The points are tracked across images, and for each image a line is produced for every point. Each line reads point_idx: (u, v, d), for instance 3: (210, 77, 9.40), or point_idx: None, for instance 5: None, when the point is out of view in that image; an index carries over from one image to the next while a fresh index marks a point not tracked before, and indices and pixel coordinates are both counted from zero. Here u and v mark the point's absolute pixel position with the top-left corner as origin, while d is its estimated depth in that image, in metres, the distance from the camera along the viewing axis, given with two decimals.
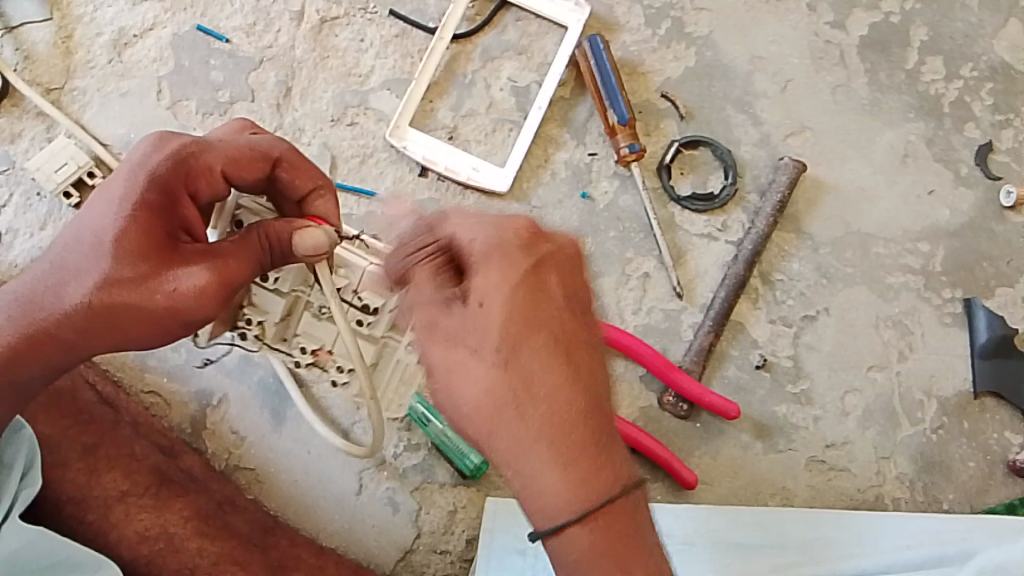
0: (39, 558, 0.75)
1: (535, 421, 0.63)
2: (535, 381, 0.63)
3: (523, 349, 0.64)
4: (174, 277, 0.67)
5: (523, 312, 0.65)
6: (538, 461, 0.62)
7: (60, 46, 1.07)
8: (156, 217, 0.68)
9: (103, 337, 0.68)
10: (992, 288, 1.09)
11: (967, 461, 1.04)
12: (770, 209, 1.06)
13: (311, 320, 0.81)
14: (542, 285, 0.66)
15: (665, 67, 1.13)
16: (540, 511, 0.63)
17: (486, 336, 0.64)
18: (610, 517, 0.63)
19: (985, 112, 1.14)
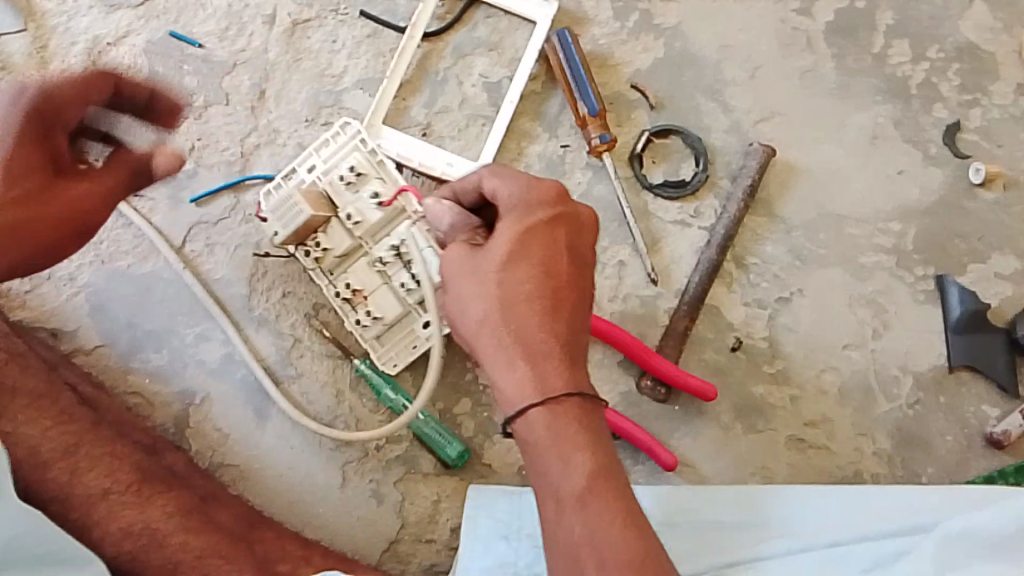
0: (32, 549, 0.76)
1: (540, 322, 0.71)
2: (528, 299, 0.72)
3: (545, 261, 0.73)
4: (56, 196, 0.78)
5: (558, 241, 0.74)
6: (542, 353, 0.70)
7: (35, 56, 1.08)
8: (32, 148, 0.76)
9: (4, 252, 0.78)
10: (964, 264, 1.11)
11: (944, 435, 1.06)
12: (741, 194, 1.08)
13: (365, 265, 0.99)
14: (581, 234, 0.76)
15: (635, 58, 1.15)
16: (526, 396, 0.69)
17: (514, 247, 0.73)
18: (566, 414, 0.70)
19: (953, 91, 1.16)
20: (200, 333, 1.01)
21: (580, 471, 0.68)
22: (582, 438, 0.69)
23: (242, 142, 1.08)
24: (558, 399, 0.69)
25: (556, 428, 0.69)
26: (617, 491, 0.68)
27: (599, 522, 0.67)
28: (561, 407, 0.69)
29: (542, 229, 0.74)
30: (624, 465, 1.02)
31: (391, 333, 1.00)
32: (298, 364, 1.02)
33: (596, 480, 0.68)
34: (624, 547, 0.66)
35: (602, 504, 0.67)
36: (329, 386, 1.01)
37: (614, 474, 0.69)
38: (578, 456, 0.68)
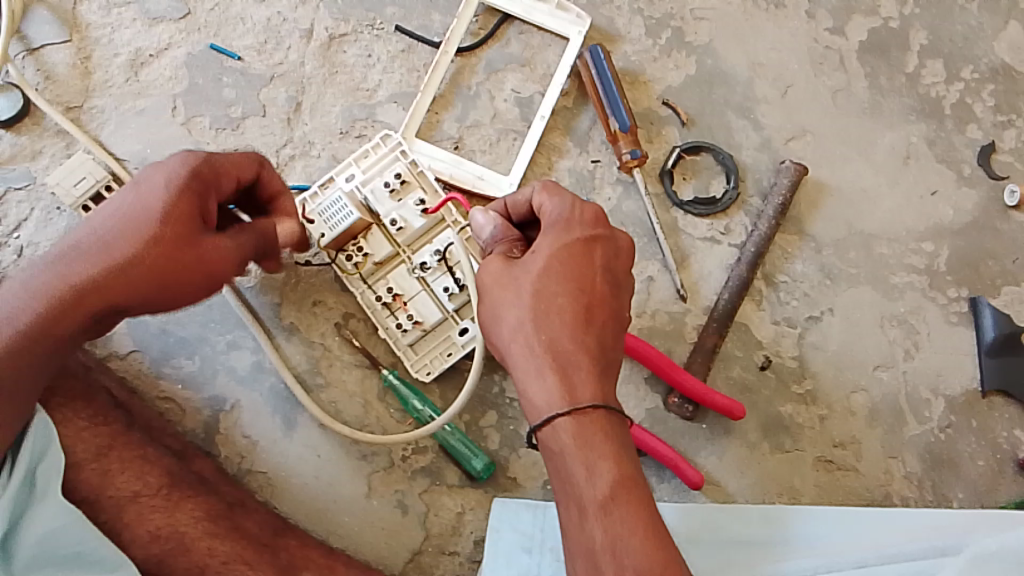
0: (71, 545, 0.79)
1: (573, 335, 0.71)
2: (554, 307, 0.72)
3: (579, 276, 0.74)
4: (204, 244, 0.77)
5: (594, 259, 0.75)
6: (569, 363, 0.71)
7: (79, 67, 1.11)
8: (192, 197, 0.78)
9: (136, 292, 0.77)
10: (997, 286, 1.10)
11: (976, 459, 1.04)
12: (772, 212, 1.08)
13: (404, 272, 1.00)
14: (617, 256, 0.77)
15: (666, 75, 1.15)
16: (554, 405, 0.70)
17: (551, 260, 0.74)
18: (595, 423, 0.69)
19: (986, 112, 1.15)
20: (231, 341, 1.03)
21: (604, 479, 0.67)
22: (608, 449, 0.69)
23: (277, 154, 1.10)
24: (584, 410, 0.69)
25: (583, 437, 0.69)
26: (640, 503, 0.67)
27: (621, 531, 0.66)
28: (588, 419, 0.69)
29: (579, 247, 0.75)
30: (649, 482, 1.02)
31: (430, 338, 1.01)
32: (326, 373, 1.03)
33: (620, 491, 0.67)
34: (646, 557, 0.65)
35: (624, 514, 0.66)
36: (356, 396, 1.02)
37: (638, 487, 0.68)
38: (603, 466, 0.68)
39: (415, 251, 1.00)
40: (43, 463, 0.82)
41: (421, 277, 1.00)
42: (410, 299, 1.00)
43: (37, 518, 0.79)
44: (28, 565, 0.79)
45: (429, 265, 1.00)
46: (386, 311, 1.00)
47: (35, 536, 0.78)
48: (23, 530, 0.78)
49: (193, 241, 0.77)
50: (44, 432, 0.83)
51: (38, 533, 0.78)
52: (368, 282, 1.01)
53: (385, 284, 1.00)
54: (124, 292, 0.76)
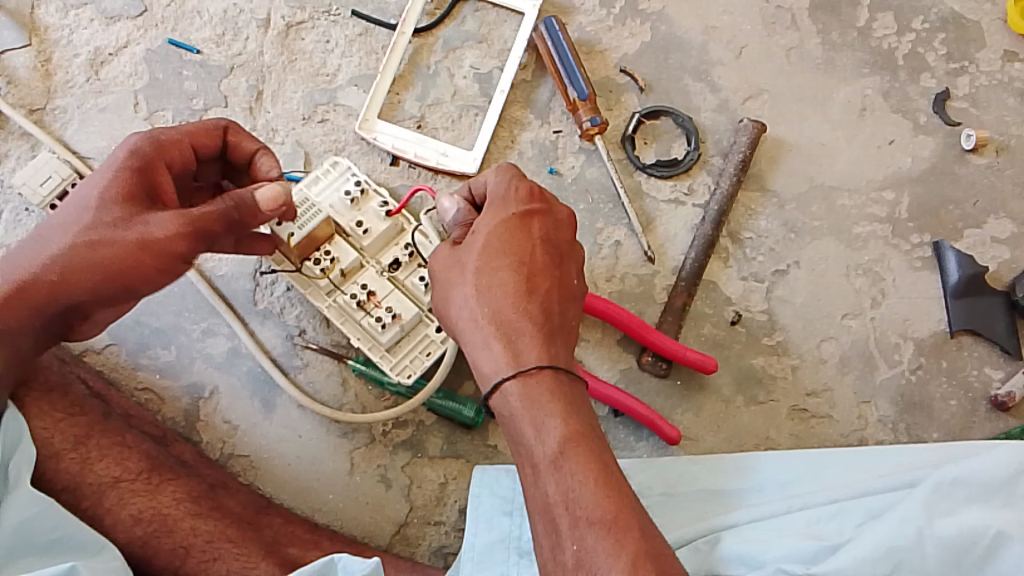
0: (48, 531, 0.80)
1: (516, 304, 0.72)
2: (495, 278, 0.73)
3: (518, 248, 0.75)
4: (146, 220, 0.76)
5: (533, 233, 0.76)
6: (514, 329, 0.71)
7: (40, 69, 1.12)
8: (132, 177, 0.78)
9: (85, 280, 0.77)
10: (959, 230, 1.11)
11: (947, 400, 1.05)
12: (733, 168, 1.09)
13: (373, 274, 0.98)
14: (557, 228, 0.78)
15: (622, 43, 1.17)
16: (501, 370, 0.71)
17: (491, 237, 0.75)
18: (545, 381, 0.70)
19: (939, 61, 1.17)
20: (206, 328, 1.04)
21: (552, 435, 0.68)
22: (556, 406, 0.69)
23: None
24: (531, 371, 0.70)
25: (530, 398, 0.70)
26: (590, 454, 0.68)
27: (573, 482, 0.67)
28: (534, 380, 0.70)
29: (517, 221, 0.76)
30: (627, 442, 1.03)
31: (406, 341, 0.97)
32: (303, 354, 1.03)
33: (569, 444, 0.68)
34: (598, 504, 0.66)
35: (575, 466, 0.67)
36: (334, 375, 1.03)
37: (589, 439, 0.69)
38: (552, 422, 0.69)
39: (381, 254, 1.00)
40: (14, 456, 0.83)
41: (392, 278, 0.99)
42: (386, 298, 0.97)
43: (11, 508, 0.79)
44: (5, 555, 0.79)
45: (397, 265, 0.99)
46: (360, 310, 0.96)
47: (11, 525, 0.79)
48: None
49: (138, 220, 0.76)
50: (15, 427, 0.84)
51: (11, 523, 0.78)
52: (338, 287, 0.97)
53: (357, 285, 0.97)
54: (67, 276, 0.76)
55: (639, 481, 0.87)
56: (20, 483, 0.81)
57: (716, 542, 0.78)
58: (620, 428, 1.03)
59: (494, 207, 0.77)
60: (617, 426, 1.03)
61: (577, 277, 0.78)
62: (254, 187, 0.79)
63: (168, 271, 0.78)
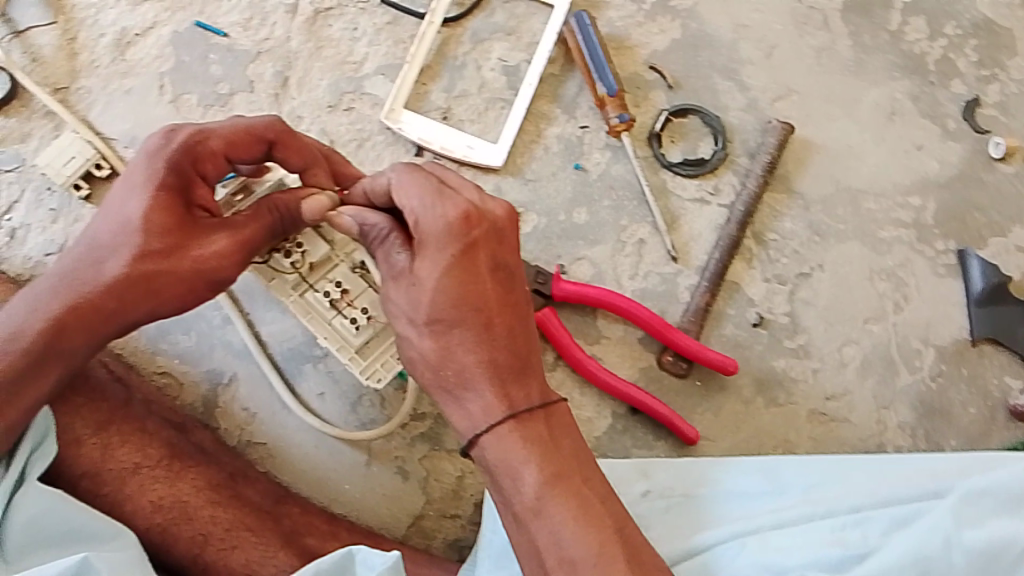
0: (59, 524, 0.80)
1: (480, 360, 0.70)
2: (452, 331, 0.70)
3: (473, 295, 0.70)
4: (198, 245, 0.77)
5: (480, 266, 0.71)
6: (479, 381, 0.70)
7: (66, 49, 1.11)
8: (174, 197, 0.77)
9: (136, 305, 0.78)
10: (985, 238, 1.11)
11: (967, 407, 1.05)
12: (760, 169, 1.09)
13: (345, 271, 0.89)
14: (500, 242, 0.72)
15: (651, 40, 1.16)
16: (476, 424, 0.71)
17: (441, 288, 0.70)
18: (521, 425, 0.70)
19: (970, 67, 1.17)
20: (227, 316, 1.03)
21: (530, 481, 0.69)
22: (532, 452, 0.70)
23: None
24: (504, 422, 0.70)
25: (506, 449, 0.70)
26: (571, 491, 0.69)
27: (556, 526, 0.69)
28: (504, 432, 0.70)
29: (460, 258, 0.70)
30: (646, 440, 1.03)
31: (371, 343, 0.89)
32: (324, 343, 1.03)
33: (548, 487, 0.69)
34: (583, 543, 0.68)
35: (556, 510, 0.69)
36: None
37: (569, 477, 0.70)
38: (527, 470, 0.69)
39: (354, 248, 0.90)
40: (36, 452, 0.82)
41: (366, 276, 0.90)
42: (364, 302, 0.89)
43: (18, 506, 0.78)
44: (19, 550, 0.78)
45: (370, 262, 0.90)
46: (333, 309, 0.88)
47: (20, 522, 0.78)
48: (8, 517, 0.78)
49: (190, 244, 0.77)
50: (44, 423, 0.83)
51: (20, 519, 0.78)
52: (308, 281, 0.88)
53: (330, 281, 0.89)
54: (119, 301, 0.77)
55: (659, 483, 0.87)
56: (29, 478, 0.80)
57: (740, 549, 0.79)
58: (639, 427, 1.03)
59: (432, 244, 0.70)
60: (636, 424, 1.03)
61: (522, 284, 0.74)
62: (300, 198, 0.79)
63: (223, 289, 0.81)
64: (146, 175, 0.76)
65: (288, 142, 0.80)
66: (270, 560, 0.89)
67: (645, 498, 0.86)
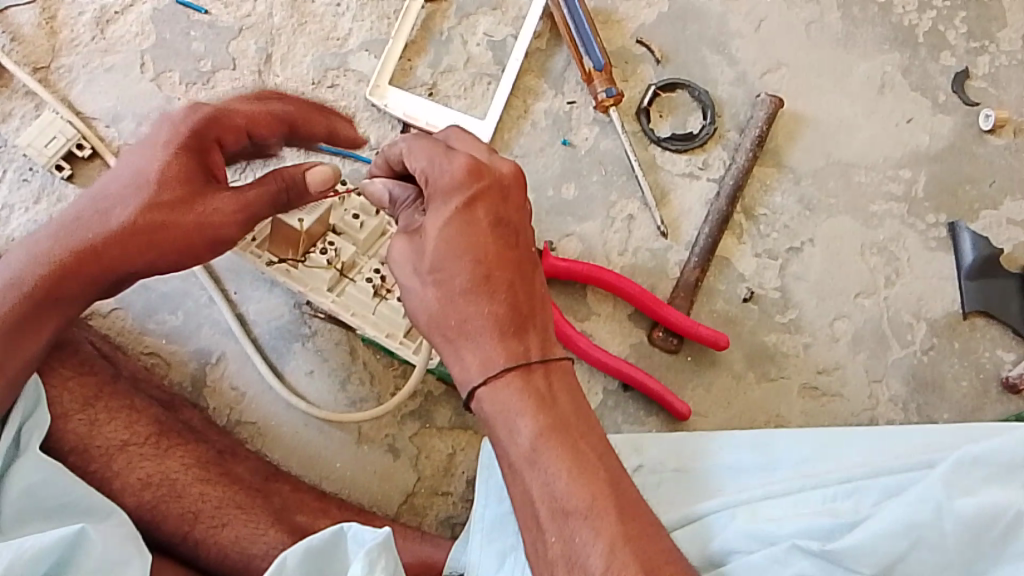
0: (55, 496, 0.79)
1: (481, 310, 0.68)
2: (449, 280, 0.69)
3: (473, 244, 0.69)
4: (205, 202, 0.76)
5: (480, 218, 0.70)
6: (477, 330, 0.68)
7: (45, 26, 1.09)
8: (191, 155, 0.77)
9: (137, 255, 0.77)
10: (976, 210, 1.10)
11: (959, 380, 1.05)
12: (750, 144, 1.08)
13: (378, 263, 0.95)
14: (505, 199, 0.71)
15: (639, 13, 1.15)
16: (472, 375, 0.68)
17: (443, 236, 0.69)
18: (522, 374, 0.68)
19: (960, 39, 1.16)
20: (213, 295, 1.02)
21: (525, 429, 0.67)
22: (527, 403, 0.67)
23: None
24: (500, 374, 0.68)
25: (500, 400, 0.68)
26: (568, 441, 0.67)
27: (549, 475, 0.66)
28: (503, 382, 0.68)
29: (462, 208, 0.69)
30: (637, 417, 1.02)
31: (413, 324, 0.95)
32: (312, 321, 1.02)
33: (542, 437, 0.67)
34: (577, 493, 0.65)
35: (548, 461, 0.66)
36: (343, 343, 1.02)
37: (567, 429, 0.67)
38: (522, 417, 0.67)
39: (379, 245, 0.97)
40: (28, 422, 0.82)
41: None
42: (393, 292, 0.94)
43: (15, 476, 0.78)
44: (13, 521, 0.78)
45: None
46: (376, 297, 0.94)
47: (18, 492, 0.78)
48: (4, 488, 0.78)
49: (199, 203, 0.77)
50: (34, 394, 0.83)
51: (17, 491, 0.78)
52: (347, 276, 0.94)
53: (366, 273, 0.95)
54: (119, 250, 0.77)
55: (651, 456, 0.87)
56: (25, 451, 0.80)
57: (732, 519, 0.78)
58: (630, 403, 1.03)
59: (441, 207, 0.70)
60: (627, 401, 1.03)
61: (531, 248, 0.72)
62: (306, 168, 0.80)
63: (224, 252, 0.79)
64: (169, 136, 0.77)
65: (304, 122, 0.85)
66: (260, 538, 0.87)
67: (637, 472, 0.86)
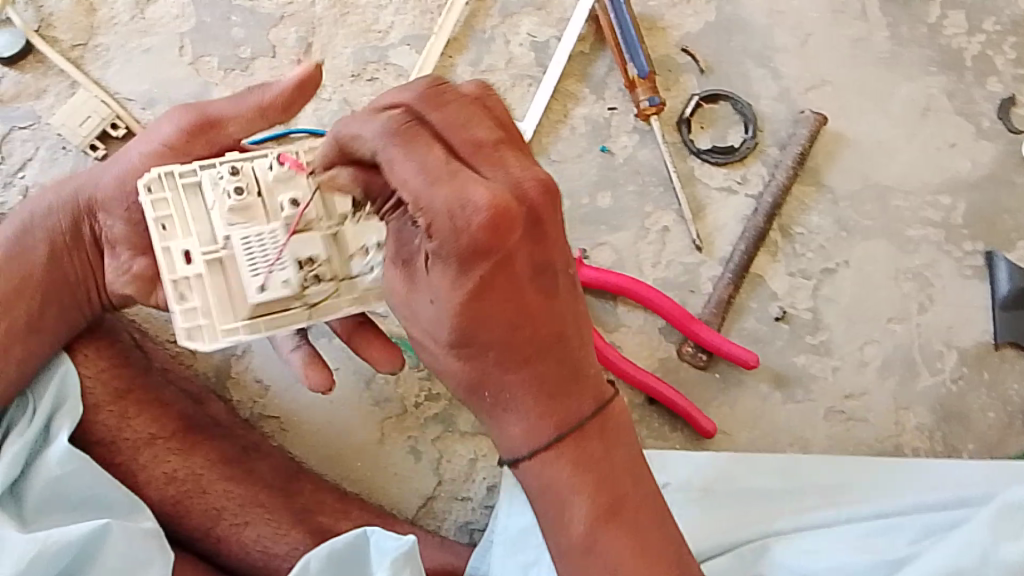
0: (81, 489, 0.80)
1: (519, 383, 0.60)
2: (477, 349, 0.58)
3: (504, 313, 0.57)
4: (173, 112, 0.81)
5: (515, 277, 0.56)
6: (514, 406, 0.61)
7: (83, 4, 1.08)
8: None
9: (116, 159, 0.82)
10: (1012, 241, 1.09)
11: (986, 412, 1.04)
12: (790, 161, 1.07)
13: None
14: (539, 240, 0.56)
15: (684, 22, 1.13)
16: (516, 449, 0.63)
17: (465, 308, 0.56)
18: (573, 448, 0.63)
19: (1007, 65, 1.14)
20: None
21: (578, 514, 0.64)
22: (580, 483, 0.63)
23: None
24: (547, 450, 0.63)
25: (548, 481, 0.63)
26: (624, 522, 0.64)
27: (609, 561, 0.64)
28: (552, 459, 0.63)
29: (489, 275, 0.55)
30: (661, 431, 1.02)
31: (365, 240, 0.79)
32: None
33: (598, 521, 0.64)
34: None
35: (608, 550, 0.64)
36: None
37: (624, 507, 0.64)
38: (576, 502, 0.63)
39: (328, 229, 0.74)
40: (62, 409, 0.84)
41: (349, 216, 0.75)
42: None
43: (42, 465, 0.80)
44: (41, 506, 0.80)
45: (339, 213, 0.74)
46: None
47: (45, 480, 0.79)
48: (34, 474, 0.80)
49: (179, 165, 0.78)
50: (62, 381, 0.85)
51: (45, 479, 0.79)
52: None
53: None
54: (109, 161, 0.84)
55: (678, 476, 0.85)
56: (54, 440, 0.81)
57: (763, 552, 0.78)
58: (655, 417, 1.02)
59: (454, 261, 0.54)
60: (652, 415, 1.02)
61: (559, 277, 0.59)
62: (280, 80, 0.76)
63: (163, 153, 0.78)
64: None
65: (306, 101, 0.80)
66: (282, 539, 0.88)
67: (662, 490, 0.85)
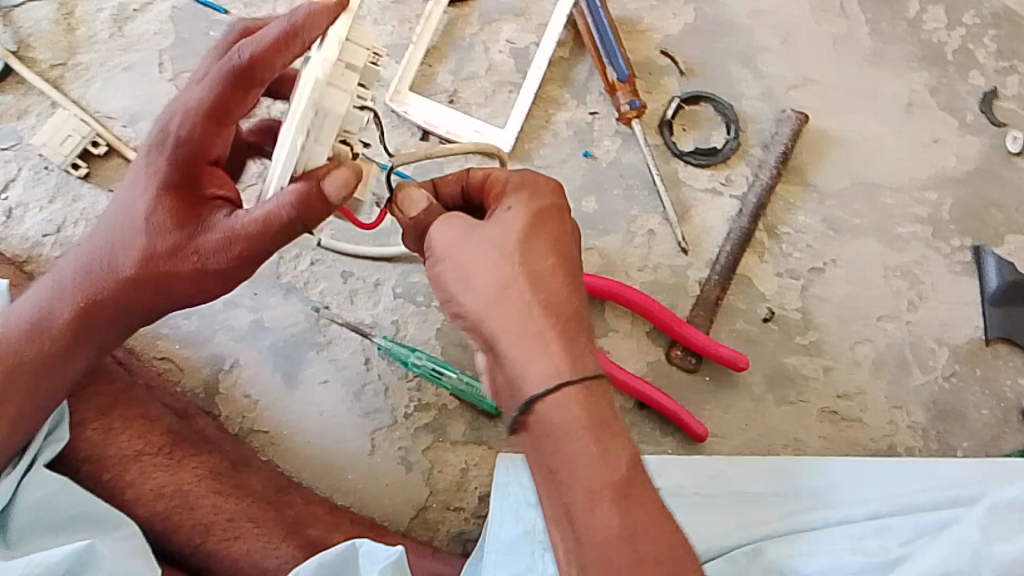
0: (62, 510, 0.79)
1: (552, 313, 0.61)
2: (537, 269, 0.62)
3: (556, 250, 0.63)
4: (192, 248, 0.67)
5: (564, 235, 0.65)
6: (546, 331, 0.61)
7: (62, 23, 1.08)
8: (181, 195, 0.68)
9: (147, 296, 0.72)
10: (1001, 235, 1.09)
11: (981, 409, 1.03)
12: (773, 160, 1.07)
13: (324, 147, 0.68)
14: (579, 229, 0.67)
15: (665, 24, 1.13)
16: (542, 381, 0.60)
17: (525, 228, 0.63)
18: (599, 397, 0.61)
19: (989, 58, 1.14)
20: (229, 299, 1.02)
21: (594, 465, 0.60)
22: (594, 433, 0.60)
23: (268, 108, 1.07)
24: (575, 383, 0.60)
25: (567, 416, 0.60)
26: (631, 487, 0.61)
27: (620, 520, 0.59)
28: (574, 398, 0.60)
29: (536, 217, 0.64)
30: (653, 436, 1.01)
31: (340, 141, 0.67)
32: (328, 331, 1.02)
33: (607, 475, 0.60)
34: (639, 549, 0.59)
35: (618, 504, 0.60)
36: (358, 353, 1.01)
37: (633, 477, 0.61)
38: (593, 451, 0.60)
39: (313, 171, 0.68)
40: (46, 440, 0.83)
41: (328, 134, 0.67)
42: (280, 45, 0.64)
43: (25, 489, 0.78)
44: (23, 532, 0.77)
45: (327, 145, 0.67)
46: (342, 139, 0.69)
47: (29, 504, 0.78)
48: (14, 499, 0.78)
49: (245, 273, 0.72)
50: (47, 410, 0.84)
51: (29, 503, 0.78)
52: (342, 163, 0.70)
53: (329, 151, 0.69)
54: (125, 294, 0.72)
55: (672, 481, 0.84)
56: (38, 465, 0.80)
57: (756, 554, 0.77)
58: (646, 422, 1.01)
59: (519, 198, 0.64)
60: (643, 420, 1.01)
61: None
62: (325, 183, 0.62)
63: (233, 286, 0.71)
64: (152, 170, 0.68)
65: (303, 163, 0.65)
66: (272, 552, 0.86)
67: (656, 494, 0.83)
